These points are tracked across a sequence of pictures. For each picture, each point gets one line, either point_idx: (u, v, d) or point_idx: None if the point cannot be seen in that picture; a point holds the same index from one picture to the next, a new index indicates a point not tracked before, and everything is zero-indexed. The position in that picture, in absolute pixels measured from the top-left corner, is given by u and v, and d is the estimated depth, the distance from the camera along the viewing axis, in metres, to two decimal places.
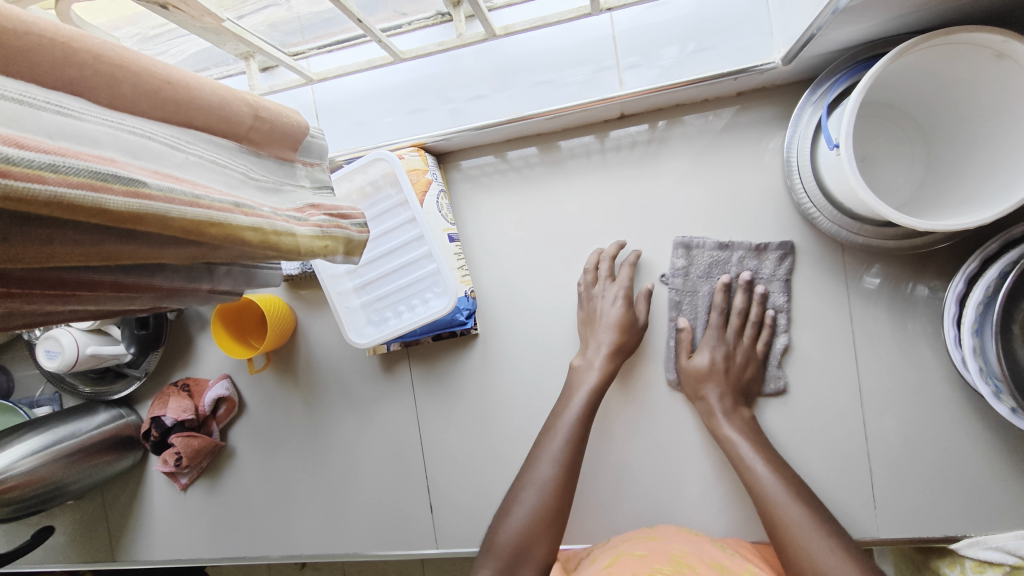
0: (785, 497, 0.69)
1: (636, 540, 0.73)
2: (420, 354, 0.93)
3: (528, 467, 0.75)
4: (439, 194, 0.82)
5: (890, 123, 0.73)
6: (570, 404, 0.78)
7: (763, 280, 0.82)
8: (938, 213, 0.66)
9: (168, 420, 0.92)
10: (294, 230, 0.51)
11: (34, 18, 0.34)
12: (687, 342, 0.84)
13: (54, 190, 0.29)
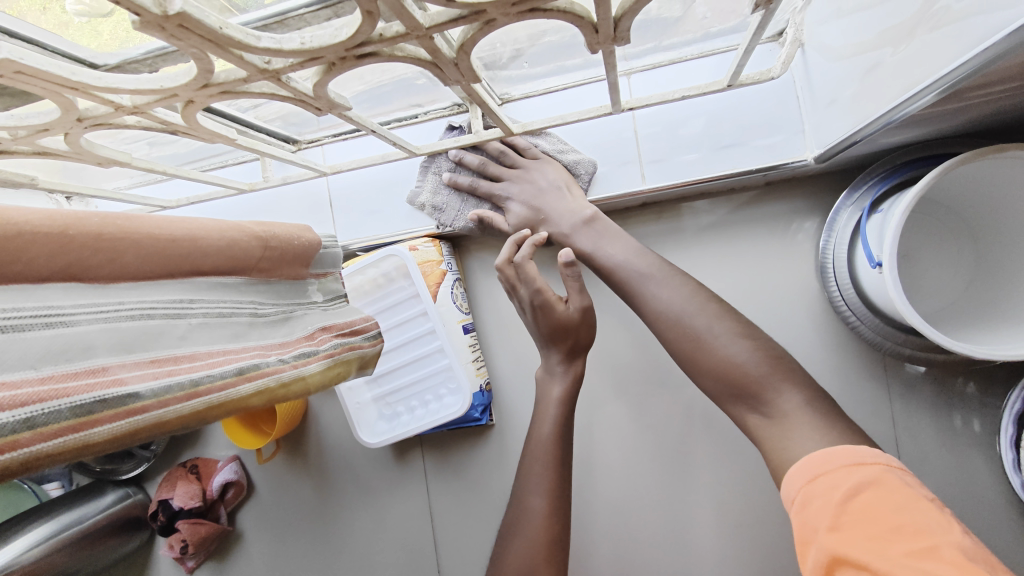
0: (704, 332, 0.57)
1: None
2: (433, 442, 0.90)
3: (512, 533, 0.65)
4: (454, 284, 0.79)
5: (935, 221, 0.69)
6: (542, 424, 0.70)
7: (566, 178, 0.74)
8: (991, 328, 0.60)
9: (174, 505, 0.89)
10: (303, 372, 0.44)
11: (21, 215, 0.29)
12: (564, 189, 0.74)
13: (30, 450, 0.24)
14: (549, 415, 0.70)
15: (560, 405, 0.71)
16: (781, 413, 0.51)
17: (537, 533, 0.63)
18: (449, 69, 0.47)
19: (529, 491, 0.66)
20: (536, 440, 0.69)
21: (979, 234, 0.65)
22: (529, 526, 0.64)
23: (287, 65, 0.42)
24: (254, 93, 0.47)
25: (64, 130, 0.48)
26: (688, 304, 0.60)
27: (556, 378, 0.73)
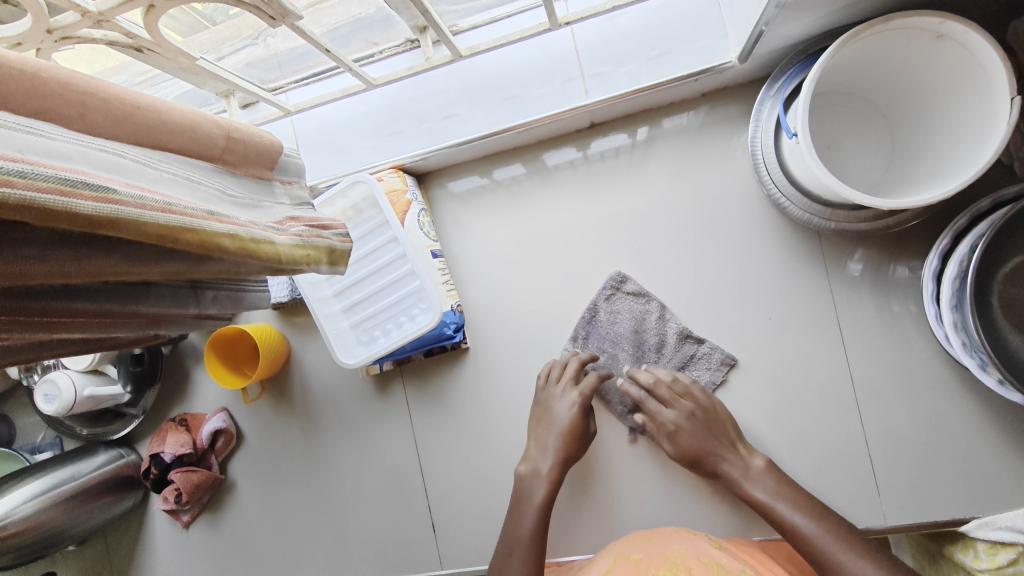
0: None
1: (632, 541, 0.73)
2: (412, 373, 0.93)
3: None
4: (421, 212, 0.84)
5: (851, 109, 0.74)
6: (521, 520, 0.75)
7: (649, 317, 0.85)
8: (908, 190, 0.66)
9: (167, 456, 0.93)
10: (272, 238, 0.51)
11: (6, 53, 0.35)
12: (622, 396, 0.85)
13: (25, 196, 0.29)
14: (528, 517, 0.75)
15: (536, 511, 0.75)
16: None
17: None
18: None
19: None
20: (511, 539, 0.74)
21: (894, 115, 0.71)
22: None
23: None
24: None
25: (36, 44, 0.52)
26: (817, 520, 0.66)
27: (528, 514, 0.75)
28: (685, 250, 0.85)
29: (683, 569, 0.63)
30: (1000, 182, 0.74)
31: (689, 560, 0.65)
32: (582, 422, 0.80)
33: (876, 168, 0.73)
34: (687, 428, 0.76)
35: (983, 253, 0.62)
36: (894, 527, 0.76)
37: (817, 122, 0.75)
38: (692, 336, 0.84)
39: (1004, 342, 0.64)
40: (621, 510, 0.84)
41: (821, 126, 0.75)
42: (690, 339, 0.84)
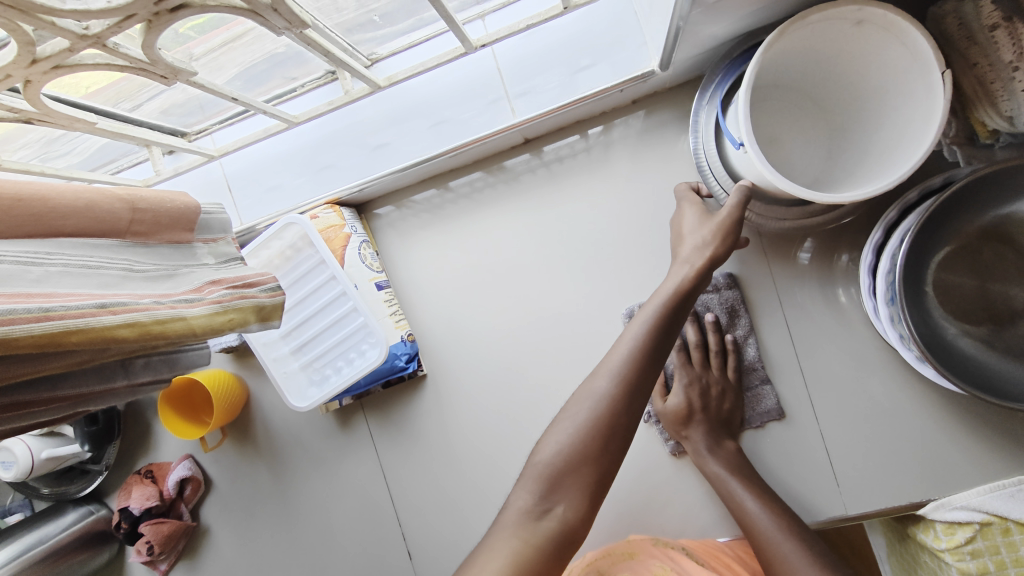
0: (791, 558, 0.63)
1: (615, 558, 0.72)
2: (373, 404, 0.92)
3: (564, 421, 0.54)
4: (362, 245, 0.82)
5: (788, 103, 0.72)
6: (632, 323, 0.60)
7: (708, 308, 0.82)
8: (861, 180, 0.66)
9: (134, 510, 0.92)
10: (183, 313, 0.49)
11: None
12: (660, 385, 0.81)
13: None
14: (649, 308, 0.60)
15: (664, 300, 0.61)
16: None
17: (591, 435, 0.52)
18: (274, 17, 0.50)
19: (592, 381, 0.56)
20: (617, 345, 0.58)
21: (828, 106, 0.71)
22: (589, 406, 0.53)
23: (107, 28, 0.44)
24: (89, 66, 0.49)
25: None
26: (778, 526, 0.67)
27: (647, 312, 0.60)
28: (631, 258, 0.84)
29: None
30: (931, 166, 0.74)
31: None
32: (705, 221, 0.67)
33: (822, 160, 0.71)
34: (688, 402, 0.77)
35: (911, 248, 0.63)
36: (856, 515, 0.77)
37: (753, 123, 0.72)
38: (759, 371, 0.81)
39: (939, 331, 0.64)
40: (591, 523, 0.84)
41: (758, 126, 0.72)
42: (756, 373, 0.81)
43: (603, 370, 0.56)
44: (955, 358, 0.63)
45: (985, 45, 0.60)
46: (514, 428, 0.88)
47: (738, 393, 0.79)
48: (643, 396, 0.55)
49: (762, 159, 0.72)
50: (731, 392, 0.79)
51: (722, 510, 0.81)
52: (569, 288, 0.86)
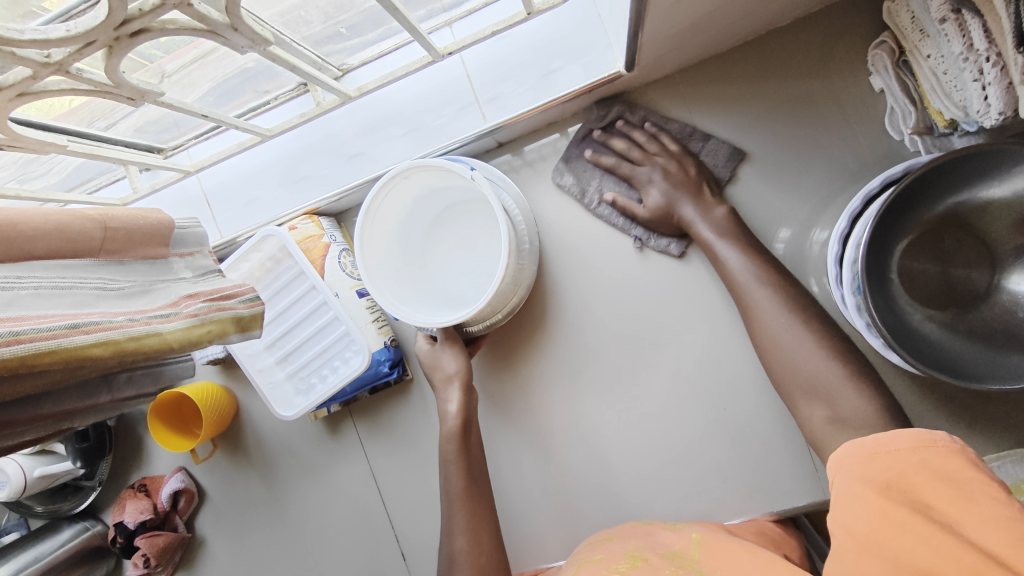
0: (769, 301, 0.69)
1: (594, 544, 0.71)
2: (361, 410, 0.93)
3: (448, 573, 0.68)
4: (342, 253, 0.83)
5: (460, 218, 0.81)
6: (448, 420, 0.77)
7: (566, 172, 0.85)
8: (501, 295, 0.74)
9: (129, 524, 0.92)
10: (159, 329, 0.51)
11: None
12: (626, 202, 0.81)
13: None
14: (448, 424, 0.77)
15: (455, 419, 0.77)
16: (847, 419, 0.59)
17: (470, 567, 0.67)
18: (235, 36, 0.51)
19: (452, 510, 0.72)
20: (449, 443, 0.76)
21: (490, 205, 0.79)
22: (461, 529, 0.70)
23: (68, 55, 0.45)
24: (54, 92, 0.50)
25: None
26: (760, 270, 0.71)
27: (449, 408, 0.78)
28: (607, 257, 0.85)
29: (641, 560, 0.62)
30: (894, 157, 0.76)
31: (647, 551, 0.64)
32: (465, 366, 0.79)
33: (486, 264, 0.80)
34: (666, 192, 0.78)
35: (873, 236, 0.64)
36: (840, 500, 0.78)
37: (420, 236, 0.81)
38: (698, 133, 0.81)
39: (903, 317, 0.66)
40: (581, 517, 0.85)
41: (438, 238, 0.82)
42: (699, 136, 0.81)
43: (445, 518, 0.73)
44: (918, 342, 0.65)
45: (936, 38, 0.61)
46: (499, 427, 0.88)
47: (692, 158, 0.80)
48: (483, 500, 0.74)
49: (462, 265, 0.81)
50: (699, 182, 0.78)
51: (707, 501, 0.82)
52: (547, 288, 0.87)
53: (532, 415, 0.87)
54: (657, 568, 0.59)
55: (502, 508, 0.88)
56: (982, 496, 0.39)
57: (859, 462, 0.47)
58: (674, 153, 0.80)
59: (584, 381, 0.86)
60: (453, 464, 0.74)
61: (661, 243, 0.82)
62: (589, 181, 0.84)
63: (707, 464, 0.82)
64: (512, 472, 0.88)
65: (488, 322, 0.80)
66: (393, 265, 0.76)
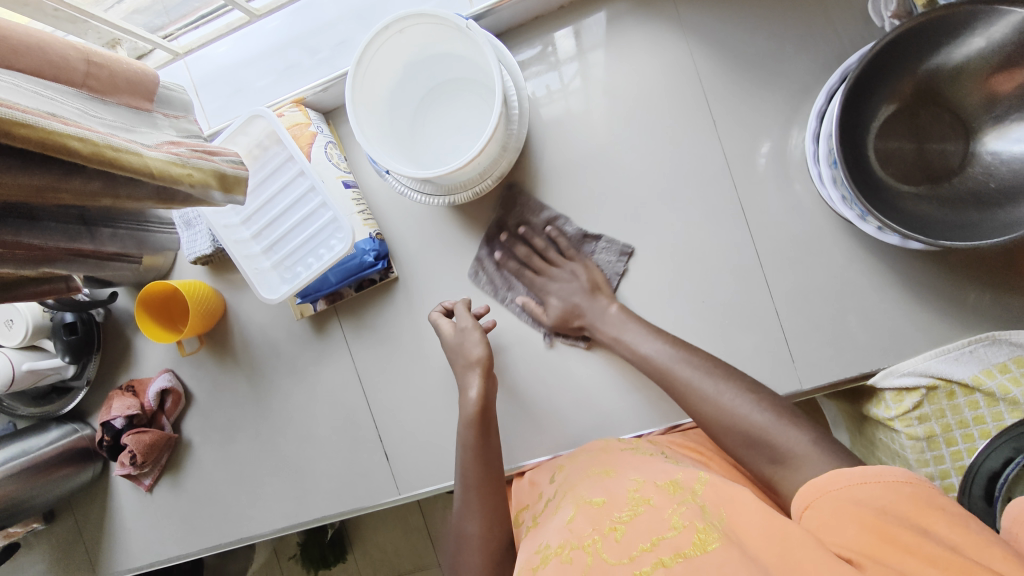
0: (698, 378, 0.70)
1: (592, 479, 0.69)
2: (347, 308, 0.93)
3: (459, 553, 0.72)
4: (329, 145, 0.84)
5: (448, 91, 0.82)
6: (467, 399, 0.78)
7: (533, 229, 0.88)
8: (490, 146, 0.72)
9: (116, 421, 0.94)
10: (139, 152, 0.52)
11: None
12: (536, 306, 0.85)
13: None
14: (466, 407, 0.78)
15: (473, 408, 0.77)
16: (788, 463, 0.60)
17: (479, 554, 0.71)
18: None
19: (467, 497, 0.74)
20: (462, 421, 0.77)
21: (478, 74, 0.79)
22: (472, 517, 0.73)
23: None
24: None
25: None
26: (675, 352, 0.74)
27: (473, 385, 0.78)
28: (590, 153, 0.86)
29: (643, 501, 0.60)
30: None
31: (647, 489, 0.62)
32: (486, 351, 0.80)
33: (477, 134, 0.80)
34: (563, 300, 0.83)
35: (842, 112, 0.65)
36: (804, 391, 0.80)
37: (407, 118, 0.82)
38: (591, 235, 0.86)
39: (878, 190, 0.67)
40: (562, 415, 0.86)
41: (426, 115, 0.83)
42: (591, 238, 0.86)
43: (460, 506, 0.75)
44: (894, 212, 0.67)
45: None
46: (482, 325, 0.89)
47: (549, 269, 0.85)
48: (495, 469, 0.76)
49: (445, 139, 0.82)
50: (600, 282, 0.83)
51: None
52: (531, 185, 0.88)
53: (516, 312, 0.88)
54: (660, 512, 0.58)
55: None
56: (975, 527, 0.47)
57: (868, 482, 0.52)
58: (529, 251, 0.87)
59: (565, 281, 0.86)
60: (470, 450, 0.75)
61: (570, 340, 0.86)
62: (493, 283, 0.88)
63: None
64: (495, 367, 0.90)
65: (478, 189, 0.79)
66: (383, 131, 0.76)
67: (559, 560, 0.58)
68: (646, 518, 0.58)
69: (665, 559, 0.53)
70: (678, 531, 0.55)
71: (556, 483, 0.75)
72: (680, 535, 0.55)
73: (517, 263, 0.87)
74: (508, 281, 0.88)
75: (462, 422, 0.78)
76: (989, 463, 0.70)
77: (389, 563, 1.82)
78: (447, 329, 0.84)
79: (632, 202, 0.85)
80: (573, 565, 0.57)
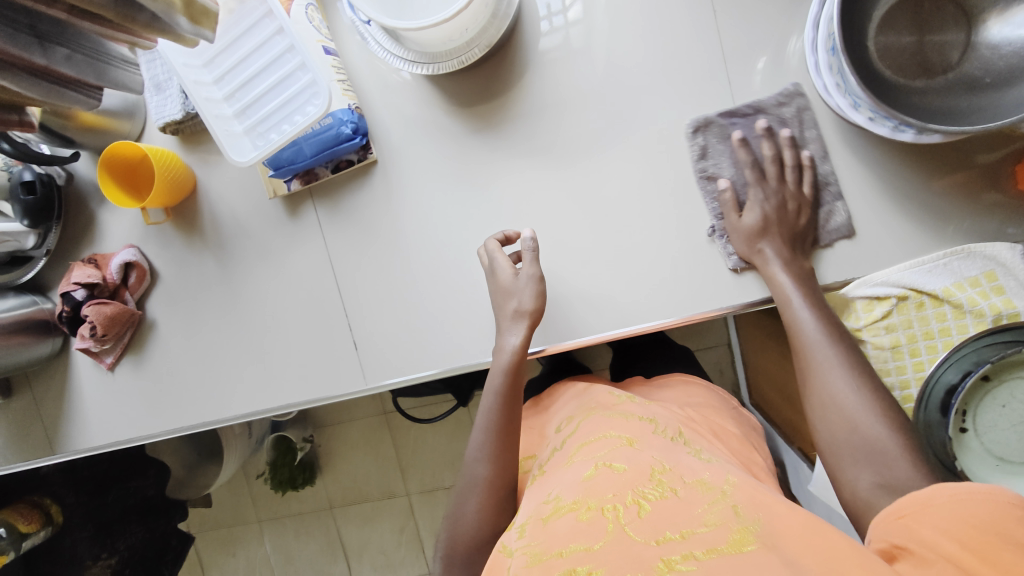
0: (836, 360, 0.69)
1: (612, 443, 0.70)
2: (322, 189, 0.90)
3: (463, 496, 0.74)
4: (309, 7, 0.80)
5: None
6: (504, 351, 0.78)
7: (780, 125, 0.80)
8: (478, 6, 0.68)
9: (78, 295, 0.92)
10: None
11: None
12: (732, 202, 0.80)
13: None
14: (501, 359, 0.78)
15: (505, 374, 0.78)
16: (897, 486, 0.58)
17: (481, 499, 0.72)
18: None
19: (479, 461, 0.75)
20: (497, 369, 0.78)
21: None
22: (479, 472, 0.74)
23: None
24: None
25: None
26: (824, 335, 0.71)
27: (512, 331, 0.79)
28: (583, 40, 0.82)
29: (668, 487, 0.62)
30: None
31: (672, 477, 0.63)
32: (539, 301, 0.80)
33: None
34: (766, 219, 0.77)
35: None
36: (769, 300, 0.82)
37: None
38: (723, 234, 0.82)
39: (871, 78, 0.66)
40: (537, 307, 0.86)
41: None
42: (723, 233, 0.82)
43: (476, 441, 0.77)
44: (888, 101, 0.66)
45: None
46: (461, 216, 0.87)
47: (811, 207, 0.78)
48: (511, 425, 0.76)
49: None
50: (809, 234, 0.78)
51: (661, 293, 0.83)
52: (520, 68, 0.84)
53: (497, 201, 0.86)
54: (689, 506, 0.59)
55: (458, 294, 0.89)
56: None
57: (950, 502, 0.51)
58: (789, 213, 0.77)
59: (549, 174, 0.84)
60: (497, 397, 0.77)
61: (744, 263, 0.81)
62: (719, 166, 0.82)
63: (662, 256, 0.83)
64: (472, 258, 0.88)
65: (463, 60, 0.76)
66: None
67: (574, 516, 0.61)
68: (668, 505, 0.60)
69: (696, 553, 0.53)
70: (712, 527, 0.55)
71: (565, 435, 0.80)
72: (715, 532, 0.55)
73: (746, 164, 0.80)
74: (722, 167, 0.82)
75: (495, 370, 0.79)
76: (949, 374, 0.74)
77: (358, 489, 1.85)
78: (502, 265, 0.81)
79: (622, 95, 0.82)
80: (589, 525, 0.59)
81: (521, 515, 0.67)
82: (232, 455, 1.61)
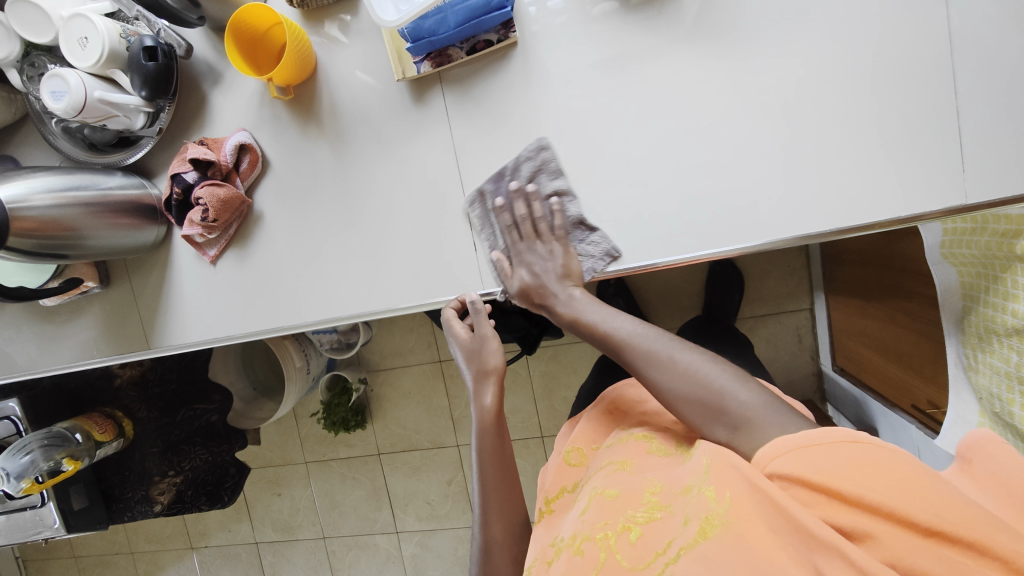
0: (672, 346, 0.60)
1: (608, 470, 0.61)
2: (455, 73, 0.84)
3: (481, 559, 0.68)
4: None
5: None
6: (480, 406, 0.74)
7: (533, 183, 0.81)
8: None
9: (190, 177, 0.89)
10: None
11: None
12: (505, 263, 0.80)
13: None
14: (477, 414, 0.74)
15: (486, 434, 0.72)
16: (748, 427, 0.52)
17: (503, 557, 0.68)
18: None
19: (489, 521, 0.70)
20: (479, 430, 0.73)
21: None
22: (486, 526, 0.69)
23: None
24: None
25: None
26: (645, 327, 0.63)
27: (485, 390, 0.74)
28: None
29: (659, 507, 0.53)
30: None
31: (666, 494, 0.54)
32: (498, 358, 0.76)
33: None
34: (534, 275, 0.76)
35: None
36: (927, 216, 0.75)
37: None
38: (584, 223, 0.81)
39: None
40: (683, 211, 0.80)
41: None
42: (583, 226, 0.81)
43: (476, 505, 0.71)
44: None
45: None
46: (603, 107, 0.80)
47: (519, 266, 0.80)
48: (511, 479, 0.71)
49: None
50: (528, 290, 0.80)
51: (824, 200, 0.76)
52: None
53: (650, 91, 0.79)
54: (674, 519, 0.51)
55: (593, 195, 0.83)
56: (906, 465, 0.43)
57: (796, 454, 0.46)
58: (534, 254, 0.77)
59: (711, 60, 0.76)
60: (488, 454, 0.71)
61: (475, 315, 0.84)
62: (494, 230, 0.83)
63: (831, 158, 0.76)
64: (613, 155, 0.81)
65: None
66: None
67: (570, 552, 0.55)
68: (664, 525, 0.52)
69: (674, 558, 0.48)
70: (687, 525, 0.49)
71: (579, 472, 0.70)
72: (688, 530, 0.48)
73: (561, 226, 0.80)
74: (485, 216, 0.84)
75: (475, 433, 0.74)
76: None
77: (407, 437, 1.77)
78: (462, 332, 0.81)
79: None
80: (585, 559, 0.53)
81: (528, 555, 0.63)
82: (292, 390, 1.45)
